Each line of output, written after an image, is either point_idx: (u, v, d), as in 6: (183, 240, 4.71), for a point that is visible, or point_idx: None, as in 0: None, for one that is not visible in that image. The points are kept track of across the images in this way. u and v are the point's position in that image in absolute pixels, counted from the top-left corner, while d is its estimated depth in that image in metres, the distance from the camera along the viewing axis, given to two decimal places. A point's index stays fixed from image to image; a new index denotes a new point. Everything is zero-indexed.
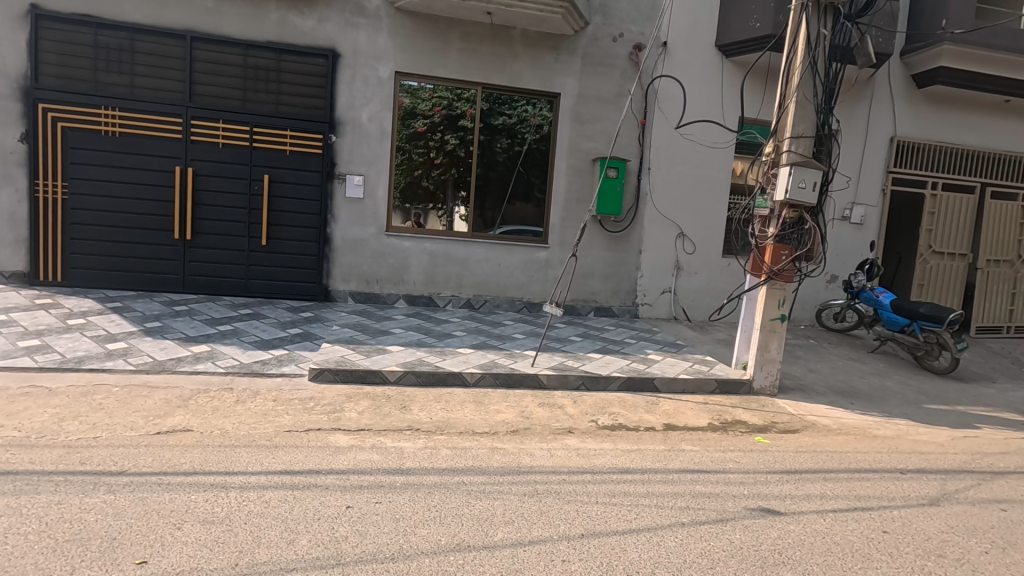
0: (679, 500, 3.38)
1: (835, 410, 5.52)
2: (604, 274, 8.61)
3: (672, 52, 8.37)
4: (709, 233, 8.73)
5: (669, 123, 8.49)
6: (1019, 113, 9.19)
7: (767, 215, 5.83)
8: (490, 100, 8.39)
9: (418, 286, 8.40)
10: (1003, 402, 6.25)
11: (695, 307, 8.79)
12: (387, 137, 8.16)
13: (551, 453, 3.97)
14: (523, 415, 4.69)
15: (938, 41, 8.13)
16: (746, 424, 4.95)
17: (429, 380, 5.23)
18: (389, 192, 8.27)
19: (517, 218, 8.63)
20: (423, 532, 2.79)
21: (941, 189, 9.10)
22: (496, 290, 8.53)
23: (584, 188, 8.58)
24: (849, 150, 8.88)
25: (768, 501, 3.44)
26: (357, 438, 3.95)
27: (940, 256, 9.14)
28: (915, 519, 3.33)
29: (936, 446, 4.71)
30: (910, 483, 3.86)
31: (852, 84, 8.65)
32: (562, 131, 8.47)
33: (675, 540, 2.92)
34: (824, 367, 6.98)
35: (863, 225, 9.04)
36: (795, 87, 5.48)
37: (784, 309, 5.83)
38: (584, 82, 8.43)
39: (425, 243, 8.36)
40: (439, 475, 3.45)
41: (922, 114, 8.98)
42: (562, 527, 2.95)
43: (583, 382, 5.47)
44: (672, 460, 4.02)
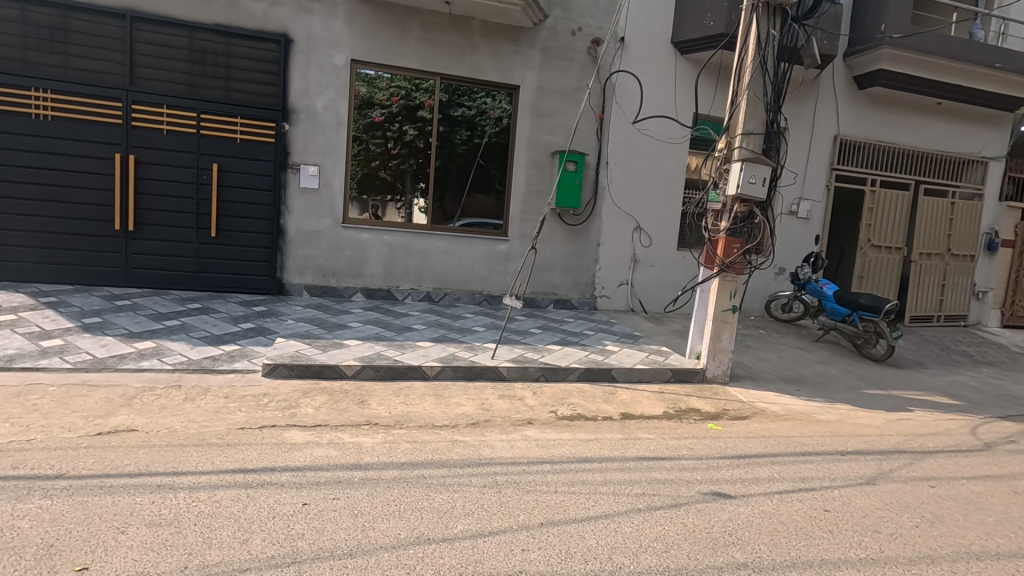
0: (635, 486, 3.47)
1: (782, 397, 5.77)
2: (564, 267, 8.69)
3: (630, 48, 8.47)
4: (665, 226, 8.93)
5: (626, 117, 8.61)
6: (949, 115, 9.78)
7: (720, 210, 6.00)
8: (449, 91, 8.30)
9: (376, 280, 8.25)
10: (933, 387, 6.68)
11: (651, 299, 9.00)
12: (343, 126, 7.97)
13: (511, 444, 4.00)
14: (483, 408, 4.70)
15: (878, 45, 8.55)
16: (699, 412, 5.12)
17: (389, 374, 5.16)
18: (345, 183, 8.09)
19: (477, 210, 8.60)
20: (381, 527, 2.76)
21: (879, 186, 9.59)
22: (456, 283, 8.48)
23: (543, 182, 8.62)
24: (796, 148, 9.24)
25: (719, 486, 3.57)
26: (314, 434, 3.87)
27: (878, 249, 9.65)
28: (853, 497, 3.53)
29: (873, 428, 5.00)
30: (850, 464, 4.09)
31: (799, 83, 8.98)
32: (521, 124, 8.48)
33: (631, 526, 3.00)
34: (772, 355, 7.28)
35: (809, 220, 9.44)
36: (746, 85, 5.64)
37: (735, 300, 6.03)
38: (543, 76, 8.45)
39: (383, 236, 8.22)
40: (398, 469, 3.42)
41: (863, 115, 9.42)
42: (521, 517, 2.99)
43: (542, 373, 5.52)
44: (629, 448, 4.11)
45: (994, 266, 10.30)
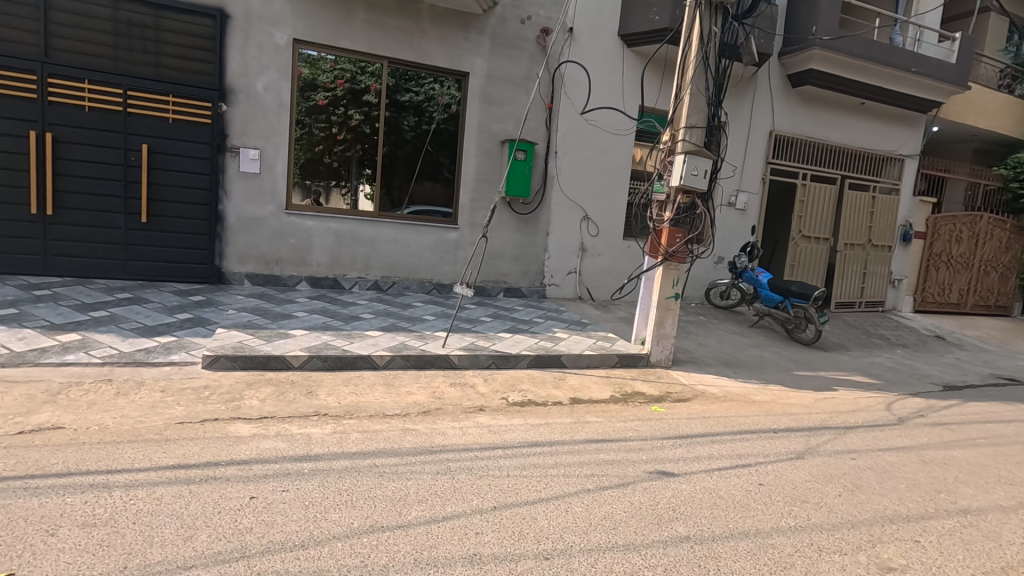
0: (585, 468, 3.59)
1: (720, 379, 6.09)
2: (513, 256, 8.75)
3: (578, 38, 8.54)
4: (612, 216, 9.14)
5: (574, 108, 8.71)
6: (871, 114, 10.47)
7: (664, 200, 6.20)
8: (396, 75, 8.14)
9: (322, 268, 8.02)
10: (855, 367, 7.21)
11: (598, 287, 9.20)
12: (285, 109, 7.67)
13: (463, 431, 4.03)
14: (435, 396, 4.70)
15: (809, 46, 9.02)
16: (644, 395, 5.32)
17: (337, 364, 5.06)
18: (288, 167, 7.80)
19: (426, 198, 8.51)
20: (334, 517, 2.74)
21: (809, 180, 10.16)
22: (405, 272, 8.38)
23: (492, 170, 8.61)
24: (735, 142, 9.63)
25: (663, 465, 3.74)
26: (260, 427, 3.76)
27: (808, 240, 10.24)
28: (785, 471, 3.79)
29: (802, 407, 5.35)
30: (781, 440, 4.37)
31: (738, 80, 9.34)
32: (470, 112, 8.42)
33: (581, 506, 3.10)
34: (711, 340, 7.64)
35: (745, 211, 9.89)
36: (689, 79, 5.83)
37: (678, 288, 6.27)
38: (493, 63, 8.41)
39: (328, 223, 7.99)
40: (349, 459, 3.38)
41: (796, 112, 9.93)
42: (474, 501, 3.03)
43: (493, 360, 5.57)
44: (578, 431, 4.24)
45: (908, 256, 11.15)
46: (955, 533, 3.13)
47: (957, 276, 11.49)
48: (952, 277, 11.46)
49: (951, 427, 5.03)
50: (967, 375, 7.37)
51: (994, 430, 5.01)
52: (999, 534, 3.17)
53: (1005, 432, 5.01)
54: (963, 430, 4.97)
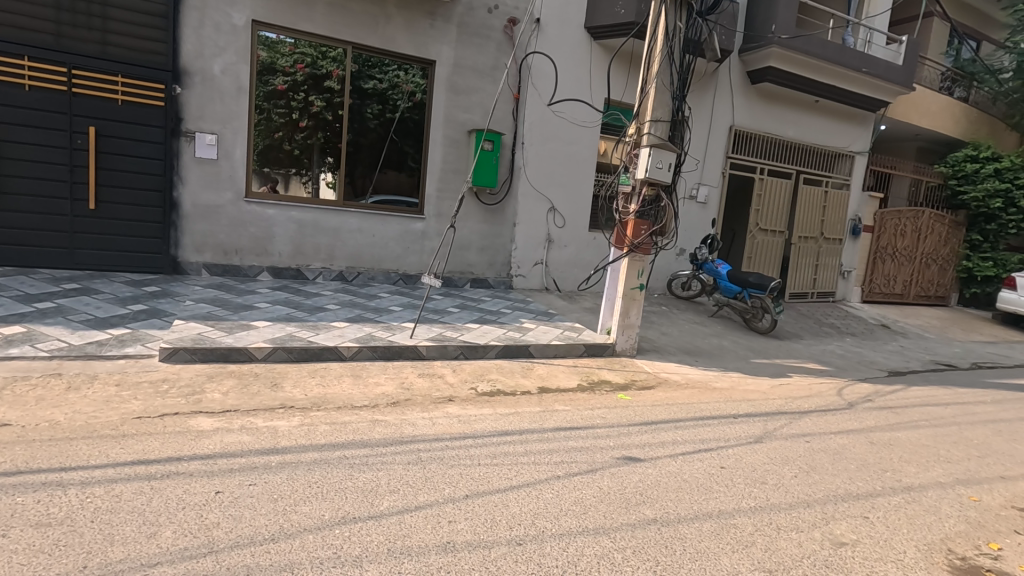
0: (555, 455, 3.65)
1: (682, 367, 6.27)
2: (479, 247, 8.74)
3: (545, 30, 8.54)
4: (577, 208, 9.21)
5: (541, 99, 8.72)
6: (825, 112, 10.88)
7: (629, 192, 6.30)
8: (360, 61, 7.96)
9: (283, 259, 7.82)
10: (808, 355, 7.54)
11: (564, 278, 9.29)
12: (244, 93, 7.40)
13: (433, 421, 4.03)
14: (403, 387, 4.68)
15: (768, 45, 9.29)
16: (610, 383, 5.43)
17: (303, 356, 4.96)
18: (247, 154, 7.54)
19: (391, 187, 8.39)
20: (304, 509, 2.70)
21: (766, 175, 10.50)
22: (370, 263, 8.25)
23: (459, 160, 8.55)
24: (697, 136, 9.83)
25: (630, 451, 3.84)
26: (223, 420, 3.66)
27: (765, 233, 10.59)
28: (745, 455, 3.94)
29: (760, 393, 5.57)
30: (740, 425, 4.55)
31: (701, 75, 9.53)
32: (436, 101, 8.32)
33: (552, 492, 3.16)
34: (673, 330, 7.84)
35: (706, 204, 10.14)
36: (654, 74, 5.91)
37: (643, 279, 6.39)
38: (459, 52, 8.33)
39: (290, 212, 7.78)
40: (317, 452, 3.33)
41: (754, 108, 10.22)
42: (447, 490, 3.05)
43: (461, 351, 5.58)
44: (547, 420, 4.30)
45: (857, 249, 11.68)
46: (899, 508, 3.34)
47: (901, 268, 12.13)
48: (897, 269, 12.08)
49: (896, 410, 5.34)
50: (909, 361, 7.82)
51: (933, 412, 5.35)
52: (938, 508, 3.40)
53: (943, 414, 5.35)
54: (907, 413, 5.29)
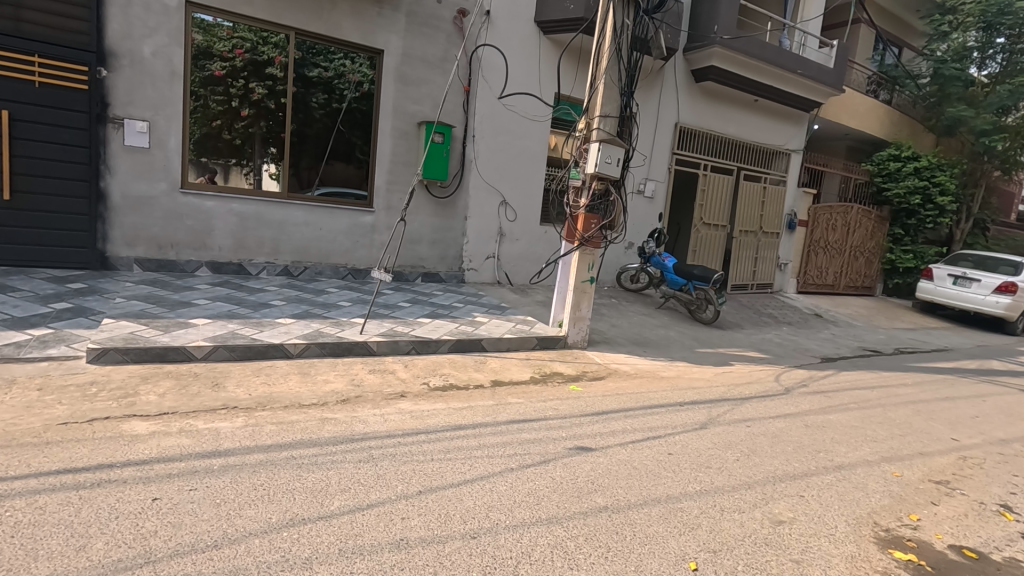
0: (509, 448, 3.67)
1: (631, 358, 6.43)
2: (431, 240, 8.65)
3: (495, 22, 8.49)
4: (528, 201, 9.25)
5: (491, 92, 8.67)
6: (763, 111, 11.36)
7: (579, 187, 6.37)
8: (303, 48, 7.69)
9: (224, 253, 7.48)
10: (749, 344, 7.89)
11: (516, 271, 9.31)
12: (178, 78, 7.00)
13: (385, 417, 3.97)
14: (354, 383, 4.59)
15: (711, 44, 9.60)
16: (562, 375, 5.51)
17: (247, 354, 4.77)
18: (183, 143, 7.15)
19: (338, 179, 8.17)
20: (249, 513, 2.61)
21: (710, 171, 10.86)
22: (317, 257, 8.00)
23: (408, 153, 8.41)
24: (645, 132, 10.03)
25: (582, 440, 3.91)
26: (160, 424, 3.47)
27: (709, 227, 10.97)
28: (690, 440, 4.09)
29: (704, 381, 5.80)
30: (686, 412, 4.71)
31: (648, 72, 9.72)
32: (384, 91, 8.13)
33: (505, 484, 3.18)
34: (623, 322, 8.02)
35: (653, 199, 10.39)
36: (603, 70, 5.99)
37: (593, 272, 6.49)
38: (408, 42, 8.16)
39: (231, 204, 7.43)
40: (263, 453, 3.22)
41: (698, 106, 10.54)
42: (400, 487, 3.01)
43: (413, 346, 5.51)
44: (500, 413, 4.31)
45: (793, 242, 12.29)
46: (831, 486, 3.56)
47: (832, 261, 12.85)
48: (828, 261, 12.80)
49: (828, 394, 5.68)
50: (840, 348, 8.32)
51: (861, 395, 5.71)
52: (866, 484, 3.64)
53: (870, 396, 5.73)
54: (837, 397, 5.63)
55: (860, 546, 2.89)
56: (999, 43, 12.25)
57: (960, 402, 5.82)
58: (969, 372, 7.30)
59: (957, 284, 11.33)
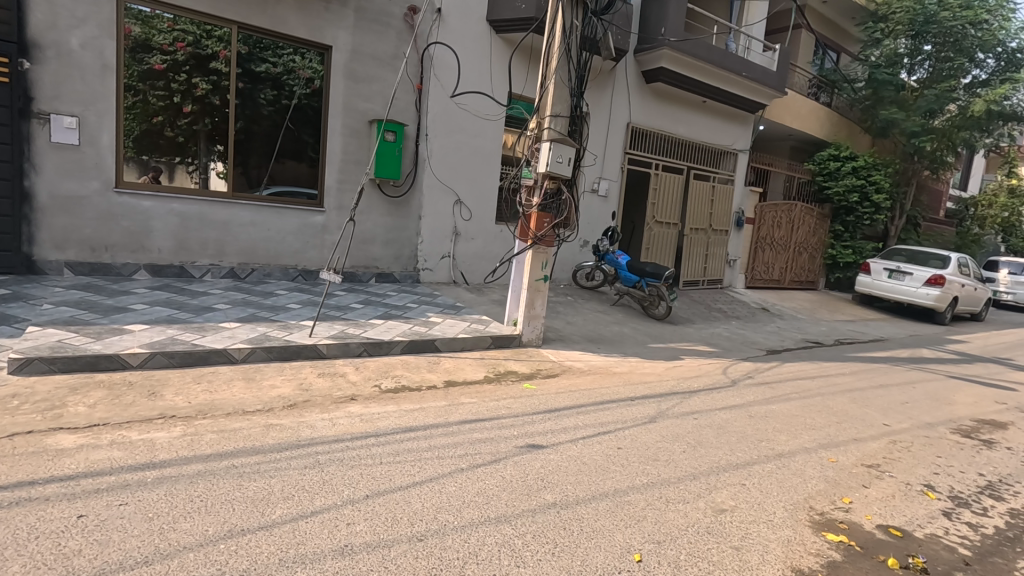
0: (459, 448, 3.66)
1: (585, 354, 6.52)
2: (384, 240, 8.52)
3: (446, 20, 8.44)
4: (483, 201, 9.23)
5: (444, 90, 8.61)
6: (711, 112, 11.70)
7: (532, 185, 6.41)
8: (249, 43, 7.47)
9: (165, 255, 7.16)
10: (699, 338, 8.12)
11: (472, 271, 9.28)
12: (110, 71, 6.66)
13: (334, 422, 3.89)
14: (302, 388, 4.47)
15: (660, 47, 9.82)
16: (516, 373, 5.53)
17: (187, 360, 4.59)
18: (117, 140, 6.81)
19: (288, 178, 7.97)
20: (184, 526, 2.51)
21: (661, 170, 11.10)
22: (265, 258, 7.76)
23: (360, 151, 8.25)
24: (598, 132, 10.16)
25: (533, 438, 3.93)
26: (89, 436, 3.30)
27: (661, 225, 11.22)
28: (640, 434, 4.18)
29: (655, 375, 5.94)
30: (637, 407, 4.81)
31: (599, 73, 9.85)
32: (333, 88, 7.96)
33: (455, 485, 3.17)
34: (578, 319, 8.11)
35: (607, 198, 10.52)
36: (553, 70, 6.04)
37: (546, 270, 6.53)
38: (358, 39, 8.01)
39: (171, 204, 7.12)
40: (202, 462, 3.10)
41: (649, 106, 10.76)
42: (346, 492, 2.95)
43: (365, 348, 5.42)
44: (453, 413, 4.29)
45: (741, 239, 12.72)
46: (772, 473, 3.70)
47: (778, 256, 13.36)
48: (774, 257, 13.31)
49: (771, 385, 5.91)
50: (784, 340, 8.67)
51: (803, 385, 5.97)
52: (803, 470, 3.80)
53: (810, 386, 5.99)
54: (781, 387, 5.86)
55: (796, 530, 3.02)
56: (926, 51, 13.10)
57: (892, 389, 6.15)
58: (901, 361, 7.74)
59: (892, 278, 11.96)
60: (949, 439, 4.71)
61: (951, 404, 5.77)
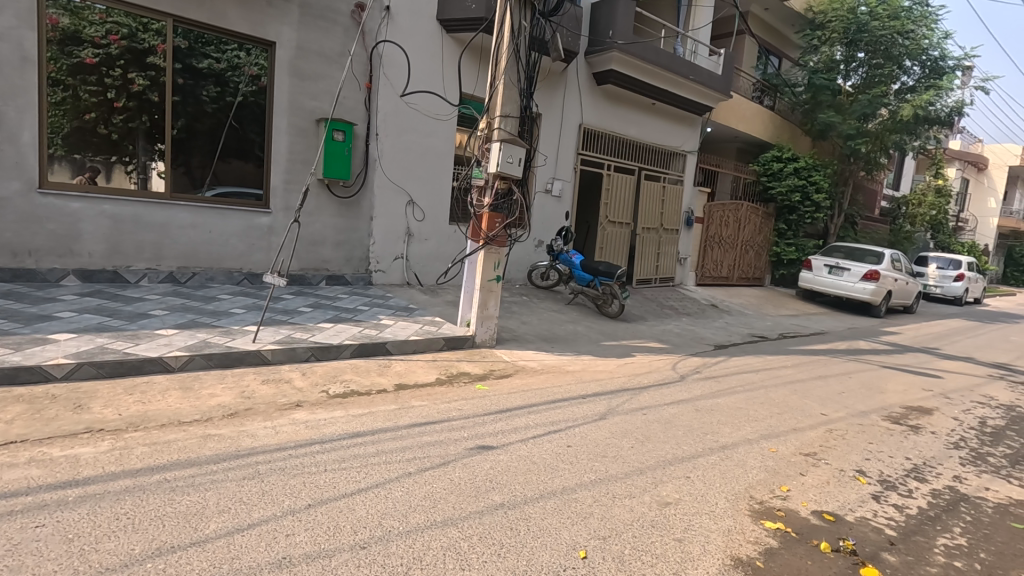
0: (408, 452, 3.61)
1: (538, 354, 6.55)
2: (335, 242, 8.34)
3: (395, 18, 8.32)
4: (436, 201, 9.14)
5: (394, 90, 8.49)
6: (661, 114, 11.98)
7: (483, 185, 6.40)
8: (189, 37, 7.17)
9: (96, 260, 6.78)
10: (651, 335, 8.30)
11: (426, 272, 9.19)
12: (32, 64, 6.26)
13: (277, 429, 3.77)
14: (244, 396, 4.30)
15: (609, 49, 9.98)
16: (469, 374, 5.50)
17: (118, 371, 4.35)
18: (41, 137, 6.41)
19: (234, 178, 7.70)
20: (108, 546, 2.37)
21: (613, 171, 11.28)
22: (207, 261, 7.45)
23: (308, 151, 8.04)
24: (550, 132, 10.23)
25: (483, 439, 3.92)
26: (4, 455, 3.07)
27: (614, 225, 11.40)
28: (590, 432, 4.23)
29: (607, 373, 6.02)
30: (588, 404, 4.87)
31: (550, 74, 9.91)
32: (278, 86, 7.72)
33: (401, 490, 3.12)
34: (533, 319, 8.14)
35: (561, 198, 10.60)
36: (502, 70, 6.03)
37: (499, 271, 6.52)
38: (303, 35, 7.80)
39: (102, 205, 6.75)
40: (131, 478, 2.95)
41: (601, 108, 10.92)
42: (287, 502, 2.86)
43: (312, 353, 5.28)
44: (402, 417, 4.23)
45: (691, 238, 13.07)
46: (714, 465, 3.81)
47: (726, 254, 13.80)
48: (723, 255, 13.74)
49: (717, 378, 6.11)
50: (732, 335, 8.96)
51: (747, 378, 6.19)
52: (745, 461, 3.93)
53: (754, 379, 6.22)
54: (726, 380, 6.07)
55: (736, 520, 3.11)
56: (859, 58, 13.79)
57: (830, 380, 6.45)
58: (839, 353, 8.12)
59: (832, 273, 12.52)
60: (880, 425, 4.97)
61: (883, 393, 6.09)
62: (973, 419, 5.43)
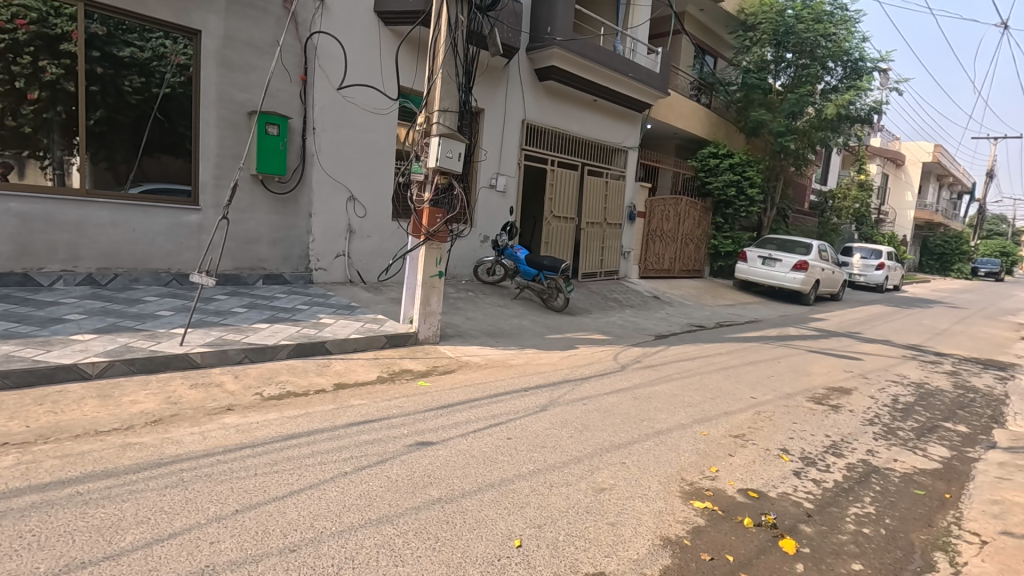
0: (344, 452, 3.54)
1: (482, 348, 6.56)
2: (271, 239, 8.06)
3: (330, 9, 8.11)
4: (378, 197, 8.98)
5: (330, 83, 8.27)
6: (603, 110, 12.21)
7: (422, 180, 6.34)
8: (108, 24, 6.76)
9: (3, 262, 6.28)
10: (594, 327, 8.47)
11: (368, 269, 9.02)
12: None
13: (205, 435, 3.61)
14: (170, 402, 4.10)
15: (550, 45, 10.08)
16: (411, 371, 5.45)
17: (27, 380, 4.06)
18: None
19: (161, 173, 7.32)
20: (8, 567, 2.21)
21: (557, 166, 11.41)
22: (130, 262, 7.03)
23: (239, 145, 7.71)
24: (493, 127, 10.23)
25: (422, 435, 3.90)
26: None
27: (559, 219, 11.53)
28: (530, 423, 4.28)
29: (550, 365, 6.11)
30: (530, 397, 4.92)
31: (491, 69, 9.91)
32: (205, 77, 7.36)
33: (336, 490, 3.06)
34: (478, 314, 8.14)
35: (505, 193, 10.63)
36: (440, 64, 5.97)
37: (441, 266, 6.47)
38: (231, 24, 7.46)
39: (8, 203, 6.25)
40: (40, 493, 2.76)
41: (543, 104, 11.01)
42: (212, 509, 2.76)
43: (245, 355, 5.09)
44: (341, 416, 4.14)
45: (634, 232, 13.41)
46: (648, 450, 3.93)
47: (668, 247, 14.23)
48: (665, 248, 14.16)
49: (656, 366, 6.32)
50: (671, 325, 9.26)
51: (683, 366, 6.43)
52: (678, 445, 4.08)
53: (690, 366, 6.46)
54: (664, 368, 6.27)
55: (668, 502, 3.23)
56: (787, 59, 14.49)
57: (761, 365, 6.79)
58: (770, 339, 8.55)
59: (765, 264, 13.14)
60: (804, 406, 5.27)
61: (808, 375, 6.46)
62: (887, 396, 5.84)
